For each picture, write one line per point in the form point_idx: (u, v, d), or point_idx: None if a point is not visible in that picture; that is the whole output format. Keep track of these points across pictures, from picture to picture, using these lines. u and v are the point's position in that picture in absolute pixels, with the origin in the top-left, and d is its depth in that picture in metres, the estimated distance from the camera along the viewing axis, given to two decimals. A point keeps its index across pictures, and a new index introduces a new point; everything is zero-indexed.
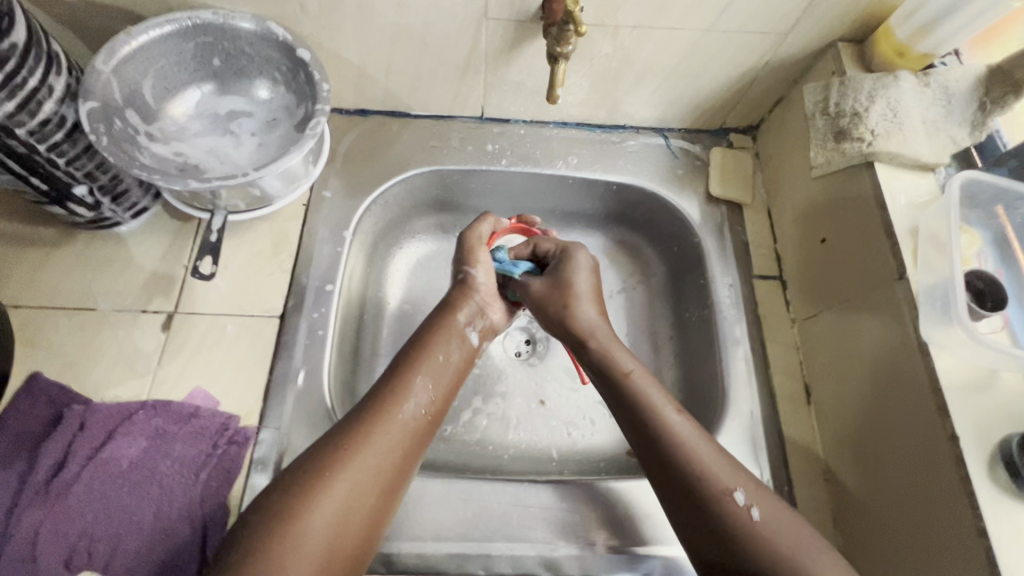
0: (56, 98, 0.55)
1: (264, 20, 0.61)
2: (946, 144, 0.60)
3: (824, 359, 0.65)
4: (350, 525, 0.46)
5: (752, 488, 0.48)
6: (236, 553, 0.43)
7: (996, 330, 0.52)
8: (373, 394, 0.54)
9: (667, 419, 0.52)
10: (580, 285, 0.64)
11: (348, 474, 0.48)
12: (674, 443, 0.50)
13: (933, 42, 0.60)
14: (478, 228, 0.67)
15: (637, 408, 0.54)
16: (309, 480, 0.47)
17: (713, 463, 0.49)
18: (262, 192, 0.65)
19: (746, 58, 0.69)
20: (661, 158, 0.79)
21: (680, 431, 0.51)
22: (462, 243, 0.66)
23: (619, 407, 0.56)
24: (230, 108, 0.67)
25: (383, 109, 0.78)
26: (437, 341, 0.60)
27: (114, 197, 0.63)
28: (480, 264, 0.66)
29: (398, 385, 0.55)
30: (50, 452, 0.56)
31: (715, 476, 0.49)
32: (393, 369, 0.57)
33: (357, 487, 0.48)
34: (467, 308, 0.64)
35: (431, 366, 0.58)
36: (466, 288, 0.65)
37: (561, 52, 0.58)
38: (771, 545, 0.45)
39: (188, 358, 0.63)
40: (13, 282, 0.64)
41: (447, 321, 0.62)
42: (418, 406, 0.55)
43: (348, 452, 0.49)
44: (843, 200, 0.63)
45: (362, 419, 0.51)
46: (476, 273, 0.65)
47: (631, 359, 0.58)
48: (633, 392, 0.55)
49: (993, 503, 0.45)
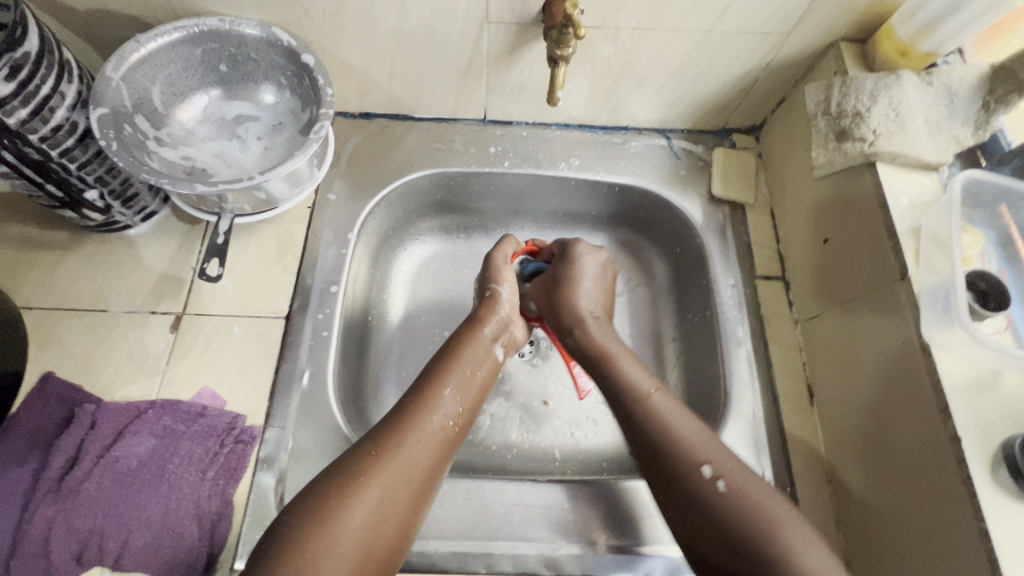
0: (68, 105, 0.56)
1: (268, 26, 0.62)
2: (949, 143, 0.59)
3: (826, 360, 0.64)
4: (383, 528, 0.47)
5: (724, 459, 0.49)
6: (274, 550, 0.43)
7: (999, 330, 0.52)
8: (404, 405, 0.55)
9: (646, 397, 0.54)
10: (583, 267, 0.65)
11: (383, 480, 0.48)
12: (644, 415, 0.53)
13: (936, 41, 0.59)
14: (500, 249, 0.69)
15: (621, 389, 0.56)
16: (346, 484, 0.47)
17: (684, 436, 0.51)
18: (267, 196, 0.66)
19: (747, 59, 0.69)
20: (664, 158, 0.80)
21: (655, 407, 0.53)
22: (489, 263, 0.68)
23: (602, 386, 0.58)
24: (236, 113, 0.68)
25: (387, 113, 0.79)
26: (465, 353, 0.61)
27: (124, 200, 0.65)
28: (506, 282, 0.67)
29: (429, 395, 0.56)
30: (62, 450, 0.58)
31: (685, 449, 0.50)
32: (425, 379, 0.58)
33: (390, 492, 0.48)
34: (492, 324, 0.64)
35: (458, 377, 0.58)
36: (491, 303, 0.65)
37: (560, 55, 0.59)
38: (734, 510, 0.46)
39: (196, 359, 0.64)
40: (28, 284, 0.66)
41: (473, 337, 0.62)
42: (446, 417, 0.55)
43: (382, 458, 0.50)
44: (846, 200, 0.63)
45: (396, 427, 0.52)
46: (502, 289, 0.66)
47: (637, 368, 0.58)
48: (618, 375, 0.57)
49: (997, 506, 0.45)
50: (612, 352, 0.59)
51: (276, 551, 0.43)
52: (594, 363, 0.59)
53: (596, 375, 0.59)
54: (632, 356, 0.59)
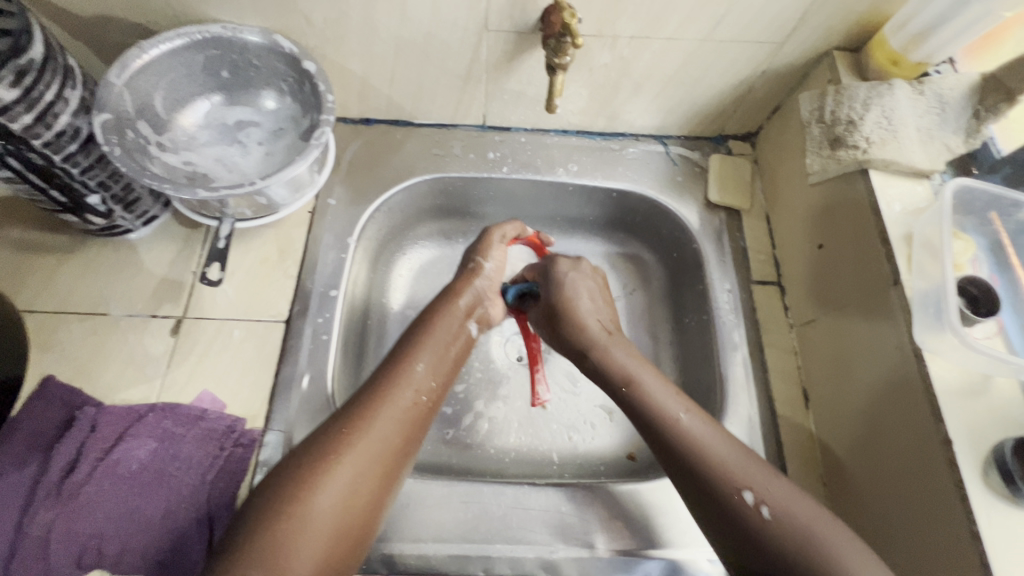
0: (71, 111, 0.57)
1: (271, 34, 0.62)
2: (941, 151, 0.60)
3: (821, 364, 0.65)
4: (355, 505, 0.47)
5: (766, 485, 0.47)
6: (242, 531, 0.44)
7: (990, 335, 0.53)
8: (373, 381, 0.55)
9: (676, 421, 0.52)
10: (577, 279, 0.66)
11: (353, 456, 0.48)
12: (679, 440, 0.51)
13: (927, 50, 0.61)
14: (503, 226, 0.70)
15: (649, 413, 0.54)
16: (316, 459, 0.48)
17: (723, 461, 0.49)
18: (268, 201, 0.66)
19: (743, 67, 0.70)
20: (661, 164, 0.81)
21: (689, 432, 0.51)
22: (481, 236, 0.70)
23: (627, 411, 0.56)
24: (238, 119, 0.69)
25: (387, 118, 0.80)
26: (439, 327, 0.61)
27: (126, 205, 0.65)
28: (492, 259, 0.68)
29: (401, 369, 0.56)
30: (63, 453, 0.58)
31: (726, 475, 0.48)
32: (396, 352, 0.58)
33: (362, 469, 0.48)
34: (467, 296, 0.65)
35: (430, 352, 0.59)
36: (473, 274, 0.67)
37: (559, 63, 0.60)
38: (791, 538, 0.45)
39: (196, 362, 0.64)
40: (28, 288, 0.66)
41: (449, 309, 0.63)
42: (419, 390, 0.55)
43: (352, 434, 0.50)
44: (839, 206, 0.64)
45: (367, 401, 0.53)
46: (486, 263, 0.68)
47: (620, 347, 0.60)
48: (644, 398, 0.55)
49: (988, 509, 0.45)
50: (632, 372, 0.57)
51: (248, 530, 0.43)
52: (613, 386, 0.57)
53: (620, 399, 0.57)
54: (653, 371, 0.58)
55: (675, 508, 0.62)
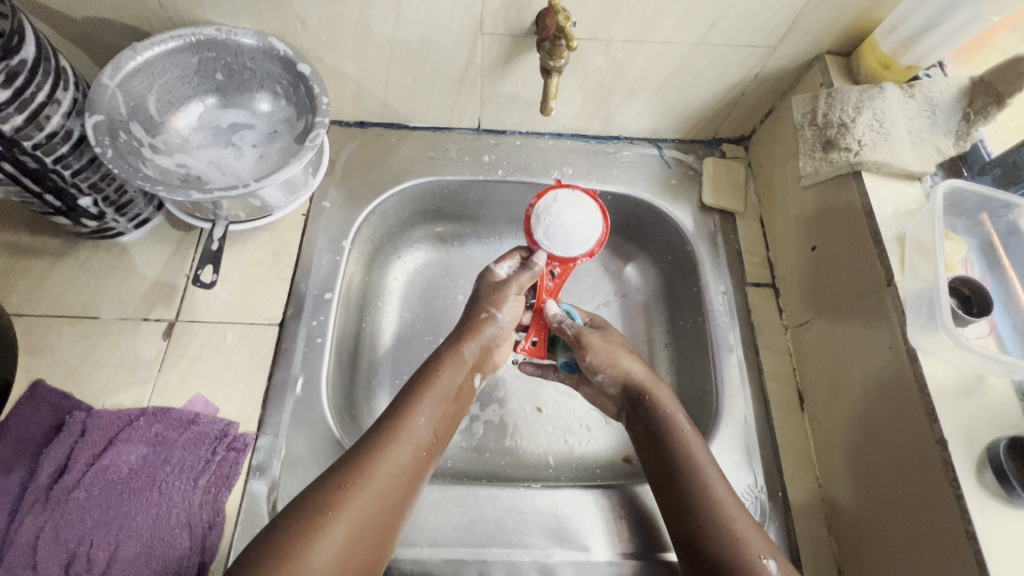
0: (63, 112, 0.56)
1: (265, 36, 0.62)
2: (931, 153, 0.61)
3: (816, 366, 0.65)
4: (350, 562, 0.47)
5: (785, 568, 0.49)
6: None
7: (982, 335, 0.53)
8: (373, 433, 0.54)
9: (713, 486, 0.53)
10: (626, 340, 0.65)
11: (349, 517, 0.48)
12: (709, 506, 0.52)
13: (917, 54, 0.61)
14: (523, 278, 0.63)
15: (681, 467, 0.55)
16: (313, 518, 0.47)
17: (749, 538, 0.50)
18: (262, 203, 0.66)
19: (736, 71, 0.70)
20: (655, 168, 0.81)
21: (724, 506, 0.52)
22: (491, 286, 0.63)
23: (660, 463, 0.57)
24: (232, 121, 0.69)
25: (382, 121, 0.80)
26: (444, 375, 0.60)
27: (118, 207, 0.65)
28: (507, 308, 0.63)
29: (401, 423, 0.55)
30: (51, 458, 0.57)
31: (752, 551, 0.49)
32: (399, 402, 0.57)
33: (358, 527, 0.48)
34: (473, 344, 0.62)
35: (435, 401, 0.58)
36: (485, 326, 0.62)
37: (554, 65, 0.60)
38: None
39: (188, 366, 0.64)
40: (18, 291, 0.66)
41: (453, 352, 0.61)
42: (419, 445, 0.55)
43: (349, 493, 0.49)
44: (833, 208, 0.64)
45: (366, 456, 0.52)
46: (499, 315, 0.63)
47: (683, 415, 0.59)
48: (687, 455, 0.55)
49: (983, 508, 0.45)
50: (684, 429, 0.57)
51: None
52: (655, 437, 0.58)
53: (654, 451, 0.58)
54: (702, 441, 0.57)
55: None
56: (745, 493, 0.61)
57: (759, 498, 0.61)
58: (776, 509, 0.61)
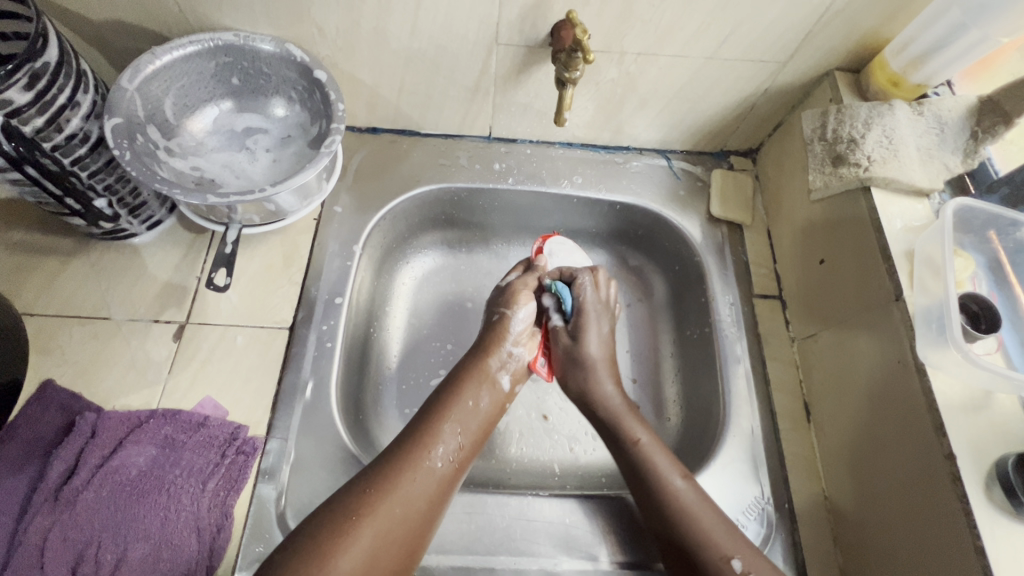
0: (82, 115, 0.57)
1: (283, 42, 0.63)
2: (940, 170, 0.62)
3: (822, 378, 0.66)
4: (376, 567, 0.47)
5: (746, 549, 0.51)
6: None
7: (990, 351, 0.54)
8: (401, 442, 0.55)
9: (674, 486, 0.55)
10: (596, 360, 0.65)
11: (376, 521, 0.48)
12: (677, 509, 0.54)
13: (926, 73, 0.62)
14: (524, 279, 0.70)
15: (647, 476, 0.57)
16: (339, 524, 0.47)
17: (713, 531, 0.52)
18: (275, 207, 0.66)
19: (746, 85, 0.71)
20: (664, 179, 0.82)
21: (683, 497, 0.55)
22: (507, 289, 0.69)
23: (628, 471, 0.59)
24: (246, 125, 0.69)
25: (394, 128, 0.81)
26: (467, 392, 0.60)
27: (132, 209, 0.65)
28: (520, 307, 0.67)
29: (428, 433, 0.56)
30: (60, 459, 0.57)
31: (714, 543, 0.52)
32: (425, 415, 0.58)
33: (384, 533, 0.48)
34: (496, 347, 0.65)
35: (460, 410, 0.59)
36: (501, 326, 0.66)
37: (569, 77, 0.61)
38: None
39: (199, 368, 0.64)
40: (29, 290, 0.66)
41: (474, 366, 0.63)
42: (447, 453, 0.55)
43: (377, 499, 0.49)
44: (841, 222, 0.65)
45: (394, 461, 0.53)
46: (513, 314, 0.67)
47: (641, 426, 0.61)
48: (648, 462, 0.57)
49: (991, 522, 0.46)
50: (641, 440, 0.59)
51: None
52: (617, 442, 0.60)
53: (626, 462, 0.59)
54: (669, 457, 0.58)
55: None
56: (753, 505, 0.61)
57: (765, 509, 0.62)
58: (783, 522, 0.61)
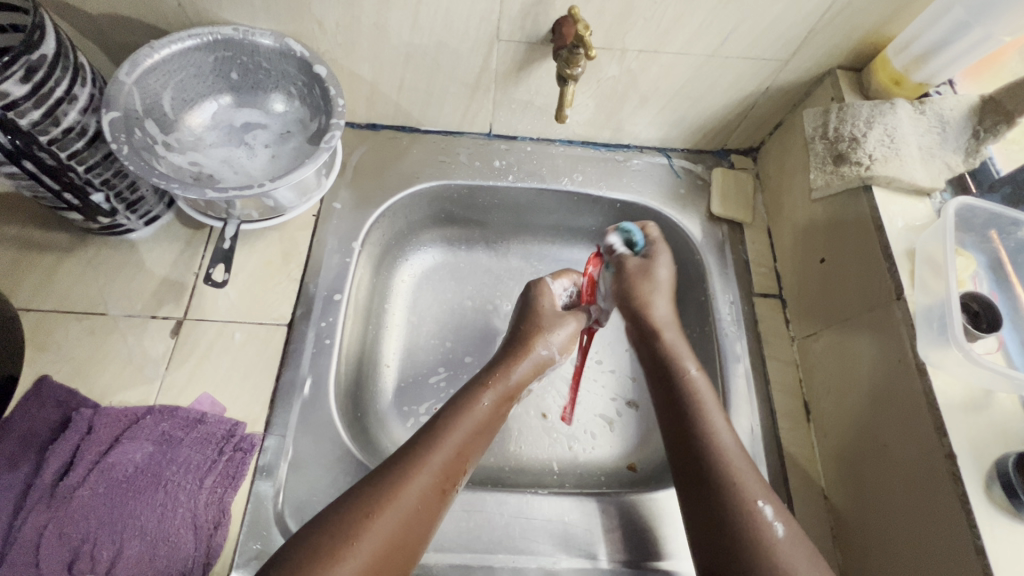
0: (79, 108, 0.56)
1: (283, 37, 0.63)
2: (941, 169, 0.62)
3: (822, 377, 0.66)
4: None
5: (774, 501, 0.51)
6: None
7: (991, 351, 0.54)
8: (408, 453, 0.52)
9: (715, 429, 0.55)
10: (662, 282, 0.68)
11: (371, 544, 0.46)
12: (714, 447, 0.54)
13: (928, 72, 0.62)
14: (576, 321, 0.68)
15: (691, 405, 0.57)
16: (334, 548, 0.45)
17: (744, 476, 0.52)
18: (274, 203, 0.66)
19: (747, 83, 0.71)
20: (664, 177, 0.81)
21: (720, 435, 0.55)
22: (550, 323, 0.66)
23: (669, 401, 0.59)
24: (245, 121, 0.69)
25: (394, 124, 0.80)
26: (488, 395, 0.58)
27: (129, 204, 0.65)
28: (558, 349, 0.65)
29: (433, 448, 0.52)
30: (57, 455, 0.57)
31: (746, 485, 0.51)
32: (434, 424, 0.55)
33: (378, 557, 0.46)
34: (527, 362, 0.62)
35: (473, 421, 0.56)
36: (536, 355, 0.63)
37: (570, 73, 0.61)
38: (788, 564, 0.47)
39: (196, 365, 0.63)
40: (25, 285, 0.65)
41: (501, 380, 0.60)
42: (447, 472, 0.52)
43: (375, 520, 0.47)
44: (842, 221, 0.64)
45: (397, 476, 0.50)
46: (549, 353, 0.65)
47: (692, 360, 0.62)
48: (694, 391, 0.58)
49: (992, 521, 0.46)
50: (692, 373, 0.60)
51: None
52: (664, 371, 0.61)
53: (666, 391, 0.60)
54: (714, 393, 0.59)
55: None
56: None
57: None
58: None
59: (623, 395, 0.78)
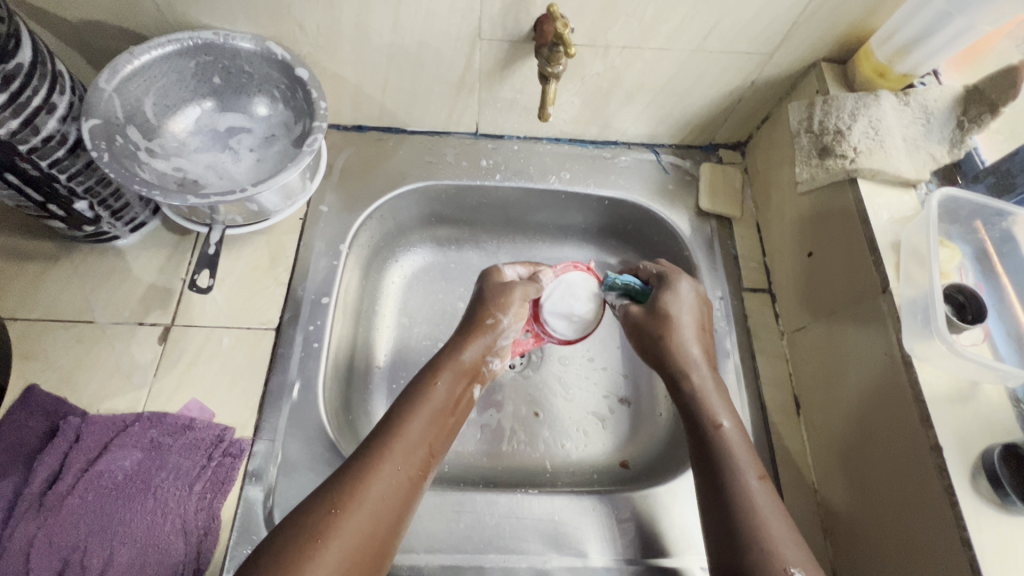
0: (58, 117, 0.56)
1: (263, 40, 0.62)
2: (926, 161, 0.61)
3: (812, 371, 0.65)
4: None
5: (810, 562, 0.46)
6: None
7: (977, 342, 0.54)
8: (367, 446, 0.51)
9: (745, 479, 0.50)
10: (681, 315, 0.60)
11: (343, 541, 0.45)
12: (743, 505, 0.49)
13: (912, 63, 0.62)
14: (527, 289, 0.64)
15: (717, 460, 0.52)
16: (304, 547, 0.43)
17: (777, 536, 0.47)
18: (259, 207, 0.66)
19: (732, 77, 0.71)
20: (652, 173, 0.81)
21: (753, 494, 0.49)
22: (496, 288, 0.63)
23: (698, 454, 0.54)
24: (229, 125, 0.69)
25: (380, 126, 0.80)
26: (443, 380, 0.58)
27: (114, 211, 0.65)
28: (512, 313, 0.62)
29: (393, 438, 0.52)
30: (45, 464, 0.57)
31: (776, 548, 0.46)
32: (389, 415, 0.55)
33: (352, 552, 0.45)
34: (478, 344, 0.61)
35: (433, 408, 0.55)
36: (489, 328, 0.62)
37: (551, 72, 0.60)
38: None
39: (184, 370, 0.63)
40: (12, 294, 0.65)
41: (454, 360, 0.59)
42: (411, 460, 0.51)
43: (344, 515, 0.46)
44: (829, 214, 0.64)
45: (359, 470, 0.49)
46: (504, 320, 0.62)
47: (726, 410, 0.56)
48: (722, 445, 0.53)
49: (977, 513, 0.46)
50: (722, 423, 0.54)
51: None
52: (693, 424, 0.55)
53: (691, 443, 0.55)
54: (745, 441, 0.54)
55: (677, 512, 0.62)
56: None
57: None
58: None
59: (615, 392, 0.78)
